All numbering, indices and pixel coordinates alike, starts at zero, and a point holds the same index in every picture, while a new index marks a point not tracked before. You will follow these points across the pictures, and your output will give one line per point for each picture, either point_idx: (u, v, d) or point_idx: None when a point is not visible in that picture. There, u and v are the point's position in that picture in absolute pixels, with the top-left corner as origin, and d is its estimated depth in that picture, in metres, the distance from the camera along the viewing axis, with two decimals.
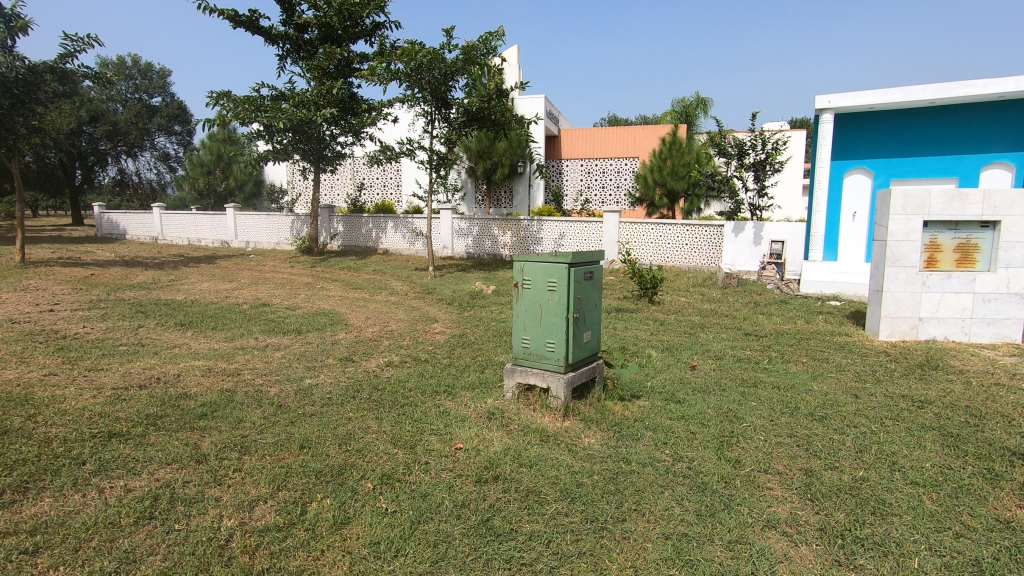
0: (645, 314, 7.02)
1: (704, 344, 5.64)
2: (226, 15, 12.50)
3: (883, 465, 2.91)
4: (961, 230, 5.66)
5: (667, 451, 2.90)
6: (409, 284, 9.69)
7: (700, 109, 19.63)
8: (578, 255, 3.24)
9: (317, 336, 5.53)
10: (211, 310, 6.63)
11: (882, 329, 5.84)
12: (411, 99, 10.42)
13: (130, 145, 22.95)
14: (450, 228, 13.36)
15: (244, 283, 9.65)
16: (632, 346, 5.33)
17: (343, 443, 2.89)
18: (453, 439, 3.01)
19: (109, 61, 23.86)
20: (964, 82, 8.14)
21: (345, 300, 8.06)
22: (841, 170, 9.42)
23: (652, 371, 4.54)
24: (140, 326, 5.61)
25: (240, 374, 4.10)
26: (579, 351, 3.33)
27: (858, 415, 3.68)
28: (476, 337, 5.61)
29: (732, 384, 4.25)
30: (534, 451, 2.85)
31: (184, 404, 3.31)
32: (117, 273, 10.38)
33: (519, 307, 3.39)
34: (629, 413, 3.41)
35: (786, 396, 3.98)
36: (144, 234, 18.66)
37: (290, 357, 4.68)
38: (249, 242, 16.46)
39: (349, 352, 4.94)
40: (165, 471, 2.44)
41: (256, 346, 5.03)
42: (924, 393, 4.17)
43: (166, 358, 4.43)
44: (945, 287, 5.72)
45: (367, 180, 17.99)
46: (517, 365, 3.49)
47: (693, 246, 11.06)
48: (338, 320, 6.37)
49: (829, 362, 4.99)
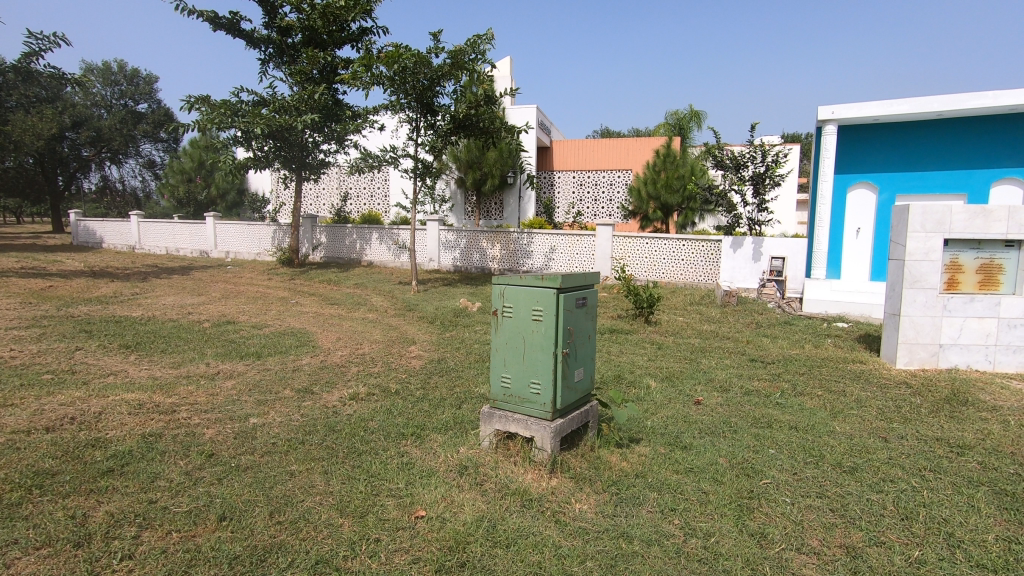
0: (641, 336, 6.50)
1: (707, 372, 5.11)
2: (206, 17, 12.05)
3: (938, 540, 2.39)
4: (983, 250, 5.23)
5: (676, 522, 2.37)
6: (390, 300, 9.12)
7: (693, 122, 19.27)
8: (569, 278, 2.70)
9: (277, 362, 4.93)
10: (165, 330, 6.01)
11: (899, 356, 5.36)
12: (395, 106, 9.92)
13: (114, 152, 22.32)
14: (437, 241, 12.82)
15: (214, 297, 9.04)
16: (628, 375, 4.82)
17: (275, 512, 2.32)
18: (413, 505, 2.45)
19: (93, 67, 23.32)
20: (975, 93, 7.76)
21: (319, 317, 7.48)
22: (845, 183, 9.02)
23: (652, 407, 4.00)
24: (78, 348, 4.99)
25: (173, 412, 3.51)
26: (569, 393, 2.79)
27: (894, 466, 3.16)
28: (455, 364, 5.05)
29: (743, 425, 3.72)
30: (513, 523, 2.30)
31: (87, 457, 2.71)
32: (79, 285, 9.73)
33: (498, 339, 2.86)
34: (627, 466, 2.87)
35: (807, 440, 3.45)
36: (121, 243, 17.98)
37: (239, 389, 4.09)
38: (228, 252, 15.83)
39: (310, 382, 4.34)
40: (25, 563, 1.89)
41: (204, 374, 4.44)
42: (960, 436, 3.66)
43: (91, 391, 3.82)
44: (967, 311, 5.25)
45: (353, 190, 17.44)
46: (495, 410, 2.93)
47: (689, 261, 10.58)
48: (305, 342, 5.77)
49: (848, 396, 4.48)
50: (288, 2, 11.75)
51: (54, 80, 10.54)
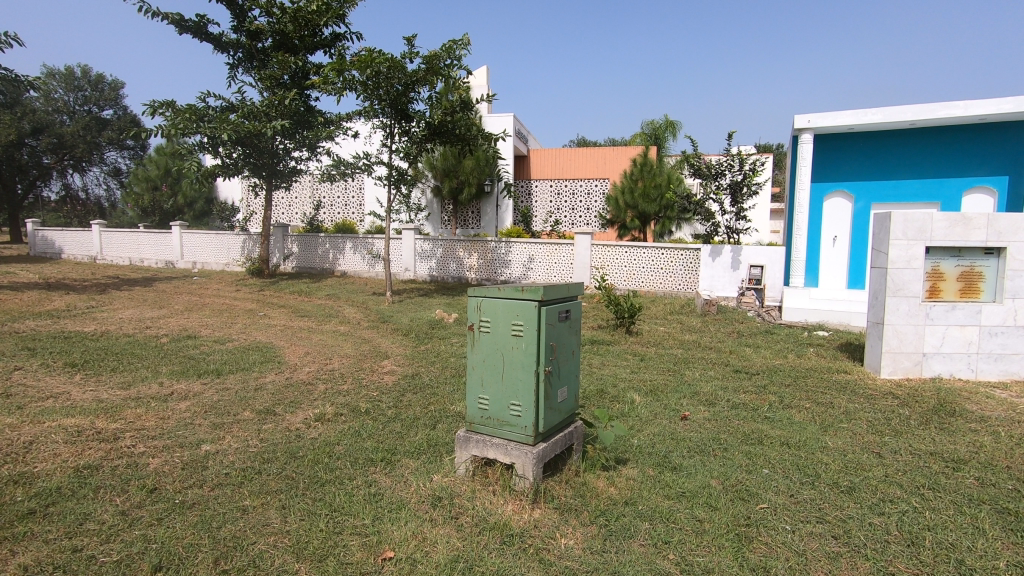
0: (622, 347, 6.33)
1: (692, 385, 4.94)
2: (171, 20, 11.64)
3: (949, 568, 2.23)
4: (964, 257, 5.19)
5: (671, 557, 2.16)
6: (363, 311, 8.81)
7: (669, 132, 19.35)
8: (551, 289, 2.49)
9: (239, 380, 4.60)
10: (118, 346, 5.61)
11: (883, 366, 5.28)
12: (368, 112, 9.65)
13: (77, 159, 21.47)
14: (413, 250, 12.53)
15: (177, 310, 8.60)
16: (611, 389, 4.63)
17: (221, 559, 2.04)
18: (381, 544, 2.19)
19: (55, 71, 22.32)
20: (945, 103, 7.86)
21: (287, 331, 7.14)
22: (821, 192, 9.09)
23: (637, 424, 3.80)
24: (17, 369, 4.58)
25: (115, 440, 3.17)
26: (552, 415, 2.57)
27: (891, 484, 3.01)
28: (430, 379, 4.79)
29: (733, 442, 3.54)
30: (491, 563, 2.07)
31: (6, 497, 2.39)
32: (31, 297, 9.19)
33: (474, 356, 2.63)
34: (615, 492, 2.66)
35: (801, 458, 3.29)
36: (81, 253, 17.22)
37: (194, 412, 3.76)
38: (195, 262, 15.28)
39: (272, 402, 4.03)
40: None
41: (157, 395, 4.10)
42: (954, 450, 3.54)
43: (25, 417, 3.46)
44: (949, 319, 5.21)
45: (326, 198, 17.04)
46: (471, 433, 2.69)
47: (668, 270, 10.49)
48: (271, 357, 5.45)
49: (836, 408, 4.36)
50: (258, 6, 11.41)
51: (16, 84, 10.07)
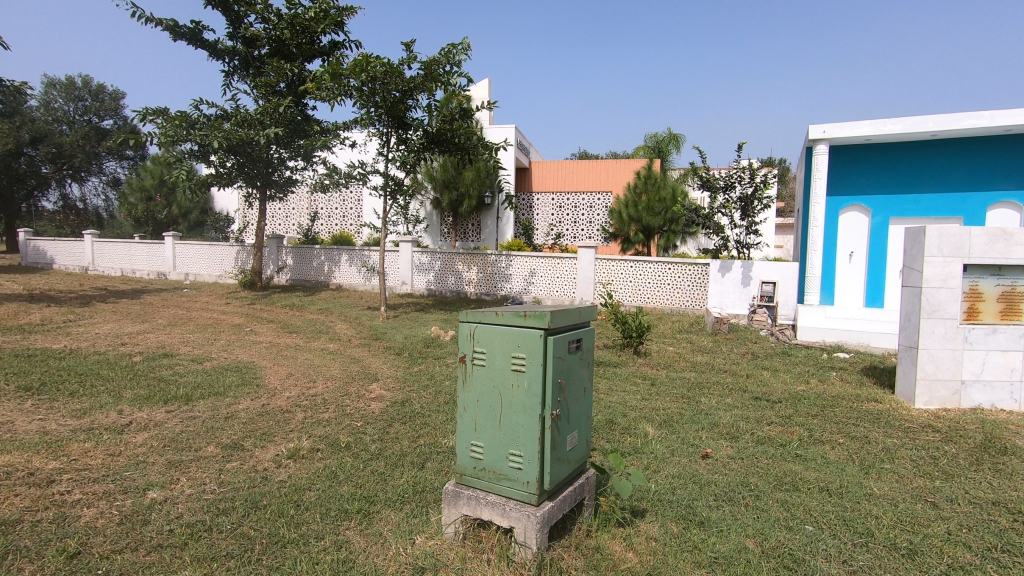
0: (630, 370, 5.87)
1: (710, 415, 4.48)
2: (164, 25, 11.35)
3: None
4: (1004, 276, 4.77)
5: None
6: (356, 327, 8.36)
7: (673, 144, 19.01)
8: (559, 314, 2.06)
9: (208, 408, 4.13)
10: (84, 367, 5.14)
11: (918, 395, 4.82)
12: (364, 120, 9.26)
13: (76, 169, 21.18)
14: (410, 263, 12.09)
15: (159, 325, 8.15)
16: (621, 419, 4.17)
17: None
18: None
19: (57, 81, 22.13)
20: (969, 113, 7.48)
21: (272, 349, 6.69)
22: (836, 206, 8.72)
23: (653, 464, 3.34)
24: None
25: (48, 484, 2.72)
26: (559, 467, 2.14)
27: (958, 545, 2.55)
28: (422, 407, 4.33)
29: (764, 487, 3.09)
30: None
31: None
32: (8, 310, 8.76)
33: (467, 395, 2.20)
34: (636, 561, 2.21)
35: (846, 509, 2.83)
36: (73, 264, 16.81)
37: (151, 446, 3.31)
38: (188, 274, 14.87)
39: (242, 435, 3.57)
40: None
41: (113, 425, 3.64)
42: (1018, 498, 3.08)
43: None
44: (990, 344, 4.77)
45: (324, 209, 16.69)
46: (462, 487, 2.25)
47: (675, 285, 10.05)
48: (250, 380, 4.99)
49: (874, 444, 3.89)
50: (254, 11, 11.11)
51: (10, 92, 9.72)
